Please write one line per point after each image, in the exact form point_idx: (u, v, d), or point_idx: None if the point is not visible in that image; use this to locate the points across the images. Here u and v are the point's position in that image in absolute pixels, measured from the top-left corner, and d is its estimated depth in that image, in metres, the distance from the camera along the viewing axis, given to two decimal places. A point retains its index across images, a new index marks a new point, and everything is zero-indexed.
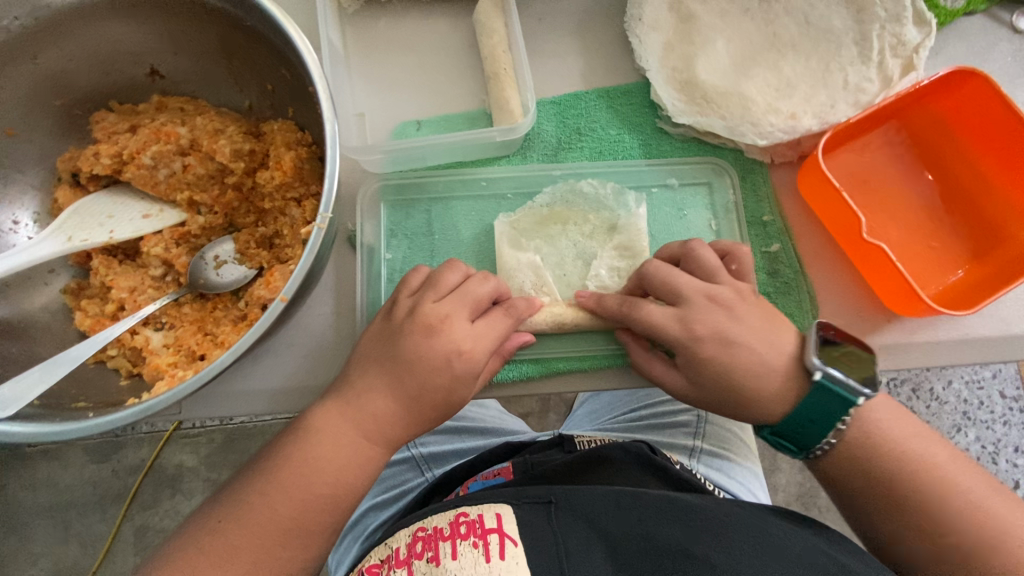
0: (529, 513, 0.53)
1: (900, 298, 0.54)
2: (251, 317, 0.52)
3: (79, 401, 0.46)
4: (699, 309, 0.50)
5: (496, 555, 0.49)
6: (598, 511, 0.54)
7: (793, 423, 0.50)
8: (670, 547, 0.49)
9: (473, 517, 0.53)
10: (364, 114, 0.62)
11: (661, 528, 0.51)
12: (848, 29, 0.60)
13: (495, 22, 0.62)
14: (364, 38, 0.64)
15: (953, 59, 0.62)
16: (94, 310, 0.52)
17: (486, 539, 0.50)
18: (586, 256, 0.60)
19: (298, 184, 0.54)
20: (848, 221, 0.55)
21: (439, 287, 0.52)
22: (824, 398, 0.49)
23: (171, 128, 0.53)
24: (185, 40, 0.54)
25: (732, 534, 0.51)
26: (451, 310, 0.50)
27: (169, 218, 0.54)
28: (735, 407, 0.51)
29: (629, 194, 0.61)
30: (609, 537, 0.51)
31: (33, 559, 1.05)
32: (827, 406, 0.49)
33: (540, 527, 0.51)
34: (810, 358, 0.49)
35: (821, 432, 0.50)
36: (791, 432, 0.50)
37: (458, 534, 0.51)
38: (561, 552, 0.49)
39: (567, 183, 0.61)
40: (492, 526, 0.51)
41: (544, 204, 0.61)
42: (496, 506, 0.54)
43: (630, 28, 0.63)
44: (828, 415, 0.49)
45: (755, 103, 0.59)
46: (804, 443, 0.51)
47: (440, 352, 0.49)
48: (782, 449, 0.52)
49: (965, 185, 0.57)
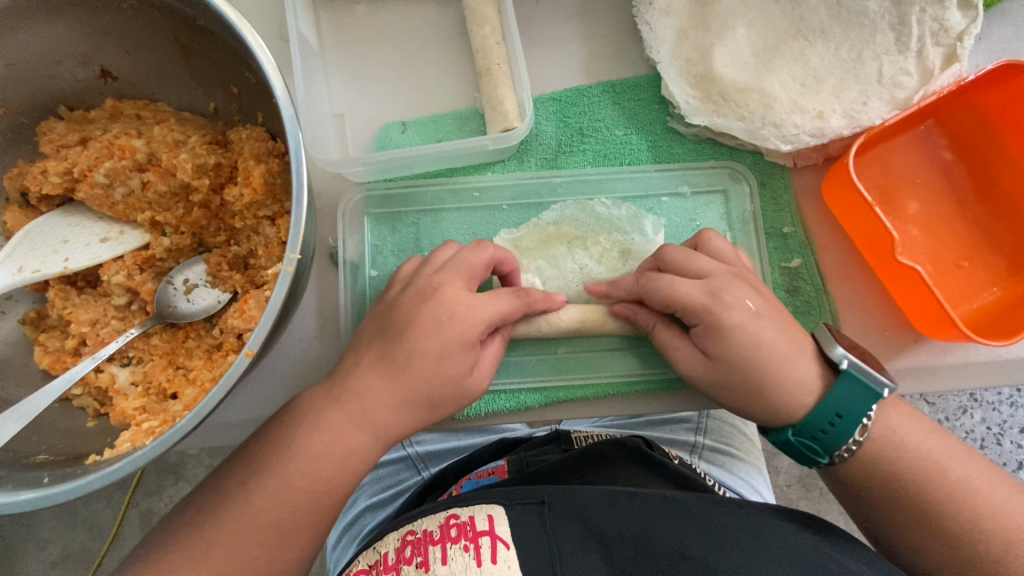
0: (521, 514, 0.50)
1: (934, 322, 0.49)
2: (225, 349, 0.48)
3: (40, 455, 0.42)
4: (696, 293, 0.46)
5: (488, 558, 0.46)
6: (591, 509, 0.50)
7: (814, 423, 0.45)
8: (667, 549, 0.46)
9: (464, 519, 0.50)
10: (344, 114, 0.56)
11: (657, 527, 0.48)
12: (885, 12, 0.53)
13: (486, 9, 0.55)
14: (340, 26, 0.57)
15: (998, 45, 0.56)
16: (55, 345, 0.48)
17: (478, 542, 0.48)
18: (592, 280, 0.55)
19: (270, 202, 0.49)
20: (878, 237, 0.50)
21: (432, 263, 0.50)
22: (853, 396, 0.45)
23: (125, 141, 0.48)
24: (136, 37, 0.47)
25: (732, 532, 0.47)
26: (444, 278, 0.47)
27: (130, 241, 0.49)
28: (759, 402, 0.46)
29: (642, 216, 0.56)
30: (603, 538, 0.48)
31: (41, 544, 1.06)
32: (855, 401, 0.45)
33: (532, 530, 0.48)
34: (831, 351, 0.46)
35: (846, 431, 0.45)
36: (813, 434, 0.46)
37: (449, 538, 0.48)
38: (554, 556, 0.46)
39: (577, 201, 0.56)
40: (483, 527, 0.49)
41: (550, 221, 0.56)
42: (488, 507, 0.50)
43: (639, 13, 0.56)
44: (854, 412, 0.45)
45: (778, 101, 0.53)
46: (828, 447, 0.46)
47: (425, 318, 0.45)
48: (803, 457, 0.47)
49: (1008, 193, 0.52)
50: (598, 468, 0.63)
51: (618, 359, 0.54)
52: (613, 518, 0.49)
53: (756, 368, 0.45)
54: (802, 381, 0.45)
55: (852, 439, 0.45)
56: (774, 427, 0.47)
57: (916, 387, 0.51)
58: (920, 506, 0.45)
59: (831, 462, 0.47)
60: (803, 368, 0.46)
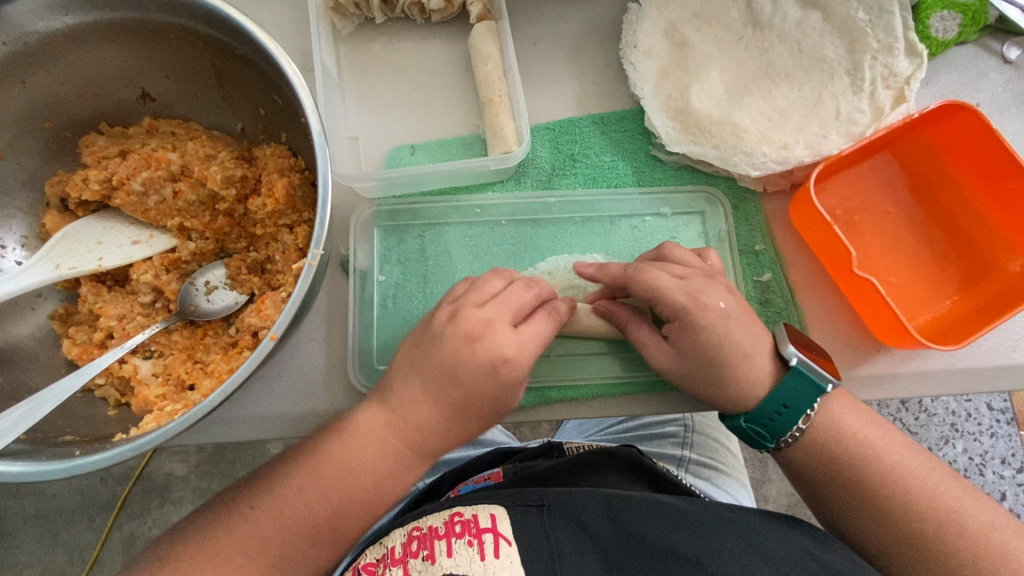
0: (522, 515, 0.52)
1: (892, 331, 0.54)
2: (241, 345, 0.51)
3: (66, 436, 0.45)
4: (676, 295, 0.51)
5: (490, 552, 0.47)
6: (589, 514, 0.52)
7: (766, 411, 0.51)
8: (658, 546, 0.49)
9: (467, 517, 0.51)
10: (358, 137, 0.62)
11: (650, 527, 0.50)
12: (840, 59, 0.61)
13: (489, 48, 0.62)
14: (359, 61, 0.64)
15: (942, 89, 0.63)
16: (83, 338, 0.52)
17: (481, 538, 0.49)
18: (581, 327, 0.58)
19: (290, 211, 0.53)
20: (840, 254, 0.55)
21: (480, 291, 0.50)
22: (801, 387, 0.50)
23: (161, 154, 0.53)
24: (177, 64, 0.53)
25: (720, 533, 0.50)
26: (494, 316, 0.48)
27: (159, 244, 0.54)
28: (710, 391, 0.51)
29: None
30: (598, 539, 0.50)
31: (18, 568, 1.09)
32: (801, 391, 0.50)
33: (534, 531, 0.50)
34: (784, 348, 0.52)
35: (792, 419, 0.51)
36: (763, 421, 0.51)
37: (453, 533, 0.49)
38: (553, 553, 0.48)
39: (572, 256, 0.61)
40: (486, 525, 0.50)
41: (546, 271, 0.60)
42: (490, 507, 0.52)
43: (625, 55, 0.63)
44: (801, 400, 0.50)
45: (748, 133, 0.60)
46: (776, 433, 0.51)
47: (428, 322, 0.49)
48: (753, 442, 0.52)
49: (956, 216, 0.58)
50: (589, 476, 0.66)
51: (608, 360, 0.58)
52: (609, 522, 0.51)
53: (722, 363, 0.50)
54: (758, 378, 0.51)
55: (796, 427, 0.51)
56: (730, 415, 0.52)
57: (880, 393, 0.56)
58: (879, 502, 0.48)
59: (777, 447, 0.52)
60: (759, 366, 0.51)
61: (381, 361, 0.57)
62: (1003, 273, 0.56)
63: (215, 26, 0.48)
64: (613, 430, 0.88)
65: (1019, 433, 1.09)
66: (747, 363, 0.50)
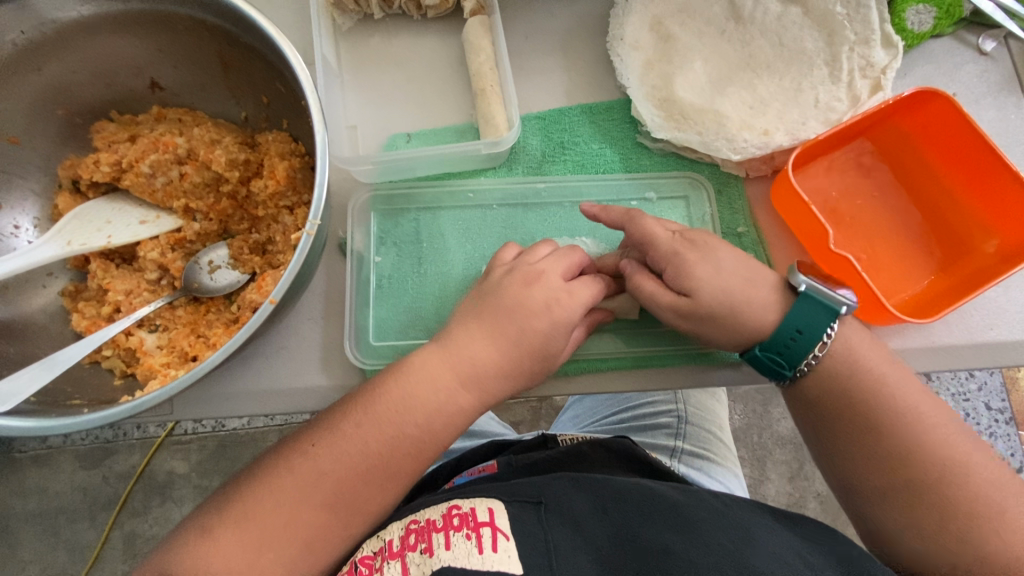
0: (520, 511, 0.49)
1: (868, 308, 0.56)
2: (243, 319, 0.53)
3: (74, 400, 0.48)
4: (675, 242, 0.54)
5: (489, 546, 0.44)
6: (583, 514, 0.51)
7: (780, 338, 0.51)
8: (652, 547, 0.48)
9: (465, 510, 0.48)
10: (356, 126, 0.65)
11: (644, 528, 0.50)
12: (819, 51, 0.63)
13: (481, 41, 0.65)
14: (359, 55, 0.67)
15: (919, 80, 0.66)
16: (91, 312, 0.54)
17: (479, 532, 0.45)
18: None
19: (290, 193, 0.56)
20: (817, 233, 0.57)
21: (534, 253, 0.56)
22: (814, 314, 0.51)
23: (169, 139, 0.56)
24: (184, 54, 0.56)
25: (709, 527, 0.50)
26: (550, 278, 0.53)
27: (165, 224, 0.57)
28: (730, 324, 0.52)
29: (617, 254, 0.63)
30: (593, 540, 0.48)
31: (20, 565, 1.10)
32: (813, 318, 0.51)
33: (531, 526, 0.47)
34: (796, 277, 0.52)
35: (807, 346, 0.51)
36: (779, 350, 0.51)
37: (451, 525, 0.46)
38: (550, 550, 0.46)
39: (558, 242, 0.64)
40: (484, 519, 0.47)
41: None
42: (488, 501, 0.49)
43: (612, 47, 0.66)
44: (813, 327, 0.51)
45: (730, 120, 0.62)
46: (792, 361, 0.52)
47: None
48: (769, 372, 0.53)
49: (932, 200, 0.60)
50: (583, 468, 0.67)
51: (592, 342, 0.59)
52: (603, 521, 0.50)
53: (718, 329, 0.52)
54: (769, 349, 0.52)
55: (812, 355, 0.51)
56: (745, 347, 0.53)
57: None
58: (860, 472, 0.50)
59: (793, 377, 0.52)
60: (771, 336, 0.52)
61: (377, 338, 0.59)
62: (977, 254, 0.58)
63: (221, 15, 0.51)
64: (608, 422, 0.89)
65: (1018, 432, 1.10)
66: (744, 312, 0.51)
